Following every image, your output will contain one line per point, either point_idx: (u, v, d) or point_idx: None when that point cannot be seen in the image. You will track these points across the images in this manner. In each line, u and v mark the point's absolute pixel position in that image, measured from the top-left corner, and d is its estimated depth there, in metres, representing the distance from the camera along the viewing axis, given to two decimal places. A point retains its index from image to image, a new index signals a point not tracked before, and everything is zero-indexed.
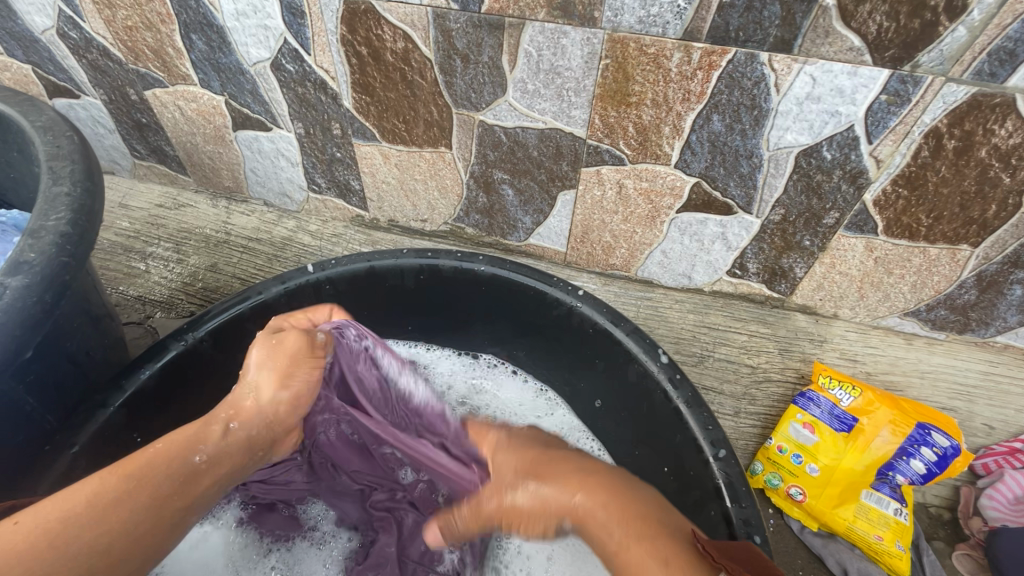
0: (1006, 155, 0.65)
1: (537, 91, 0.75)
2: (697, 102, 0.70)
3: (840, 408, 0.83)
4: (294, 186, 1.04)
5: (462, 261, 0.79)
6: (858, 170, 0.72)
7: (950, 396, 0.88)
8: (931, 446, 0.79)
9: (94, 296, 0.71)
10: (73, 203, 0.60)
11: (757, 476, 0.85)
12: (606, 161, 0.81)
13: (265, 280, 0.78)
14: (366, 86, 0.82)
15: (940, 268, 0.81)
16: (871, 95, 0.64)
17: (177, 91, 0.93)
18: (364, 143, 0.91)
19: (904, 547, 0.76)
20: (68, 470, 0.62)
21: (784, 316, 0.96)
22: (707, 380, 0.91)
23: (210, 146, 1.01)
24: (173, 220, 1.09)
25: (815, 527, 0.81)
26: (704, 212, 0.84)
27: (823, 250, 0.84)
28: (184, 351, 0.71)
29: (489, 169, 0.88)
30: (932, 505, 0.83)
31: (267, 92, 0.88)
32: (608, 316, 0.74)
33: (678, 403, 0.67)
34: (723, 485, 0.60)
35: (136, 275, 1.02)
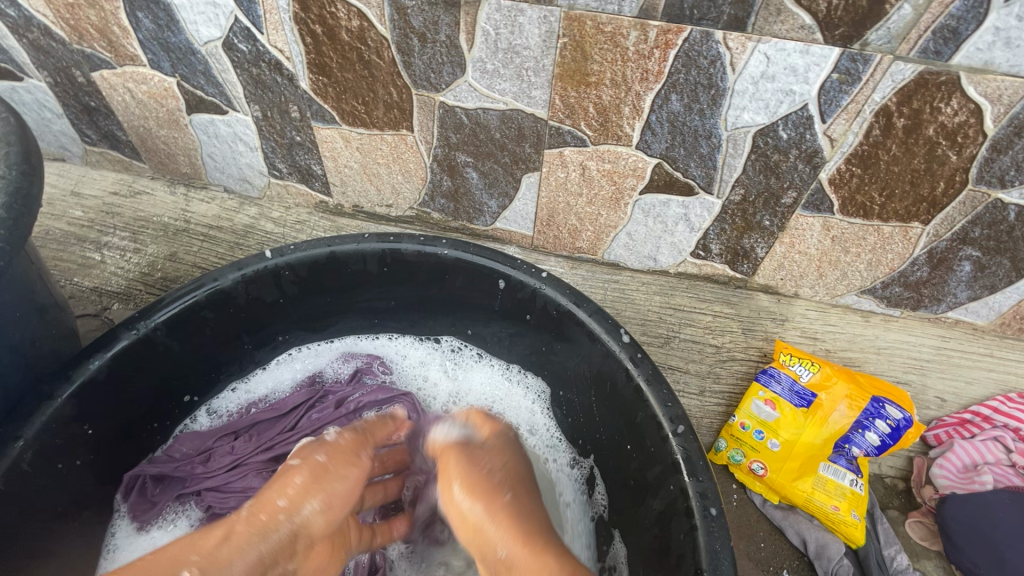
0: (952, 133, 0.67)
1: (496, 70, 0.74)
2: (655, 82, 0.70)
3: (800, 384, 0.85)
4: (254, 172, 1.01)
5: (424, 245, 0.78)
6: (813, 149, 0.73)
7: (904, 369, 0.91)
8: (885, 419, 0.82)
9: (40, 286, 0.69)
10: (8, 186, 0.57)
11: (721, 452, 0.87)
12: (568, 142, 0.81)
13: (221, 267, 0.76)
14: (323, 66, 0.80)
15: (894, 246, 0.83)
16: (823, 74, 0.65)
17: (126, 72, 0.89)
18: (324, 127, 0.89)
19: (859, 516, 0.79)
20: (14, 464, 0.60)
21: (747, 296, 0.97)
22: (673, 360, 0.92)
23: (165, 130, 0.98)
24: (129, 208, 1.06)
25: (776, 500, 0.83)
26: (666, 193, 0.84)
27: (782, 229, 0.85)
28: (137, 341, 0.69)
29: (452, 152, 0.87)
30: (886, 475, 0.86)
31: (220, 73, 0.85)
32: (571, 297, 0.74)
33: (638, 381, 0.68)
34: (681, 459, 0.62)
35: (91, 266, 0.99)
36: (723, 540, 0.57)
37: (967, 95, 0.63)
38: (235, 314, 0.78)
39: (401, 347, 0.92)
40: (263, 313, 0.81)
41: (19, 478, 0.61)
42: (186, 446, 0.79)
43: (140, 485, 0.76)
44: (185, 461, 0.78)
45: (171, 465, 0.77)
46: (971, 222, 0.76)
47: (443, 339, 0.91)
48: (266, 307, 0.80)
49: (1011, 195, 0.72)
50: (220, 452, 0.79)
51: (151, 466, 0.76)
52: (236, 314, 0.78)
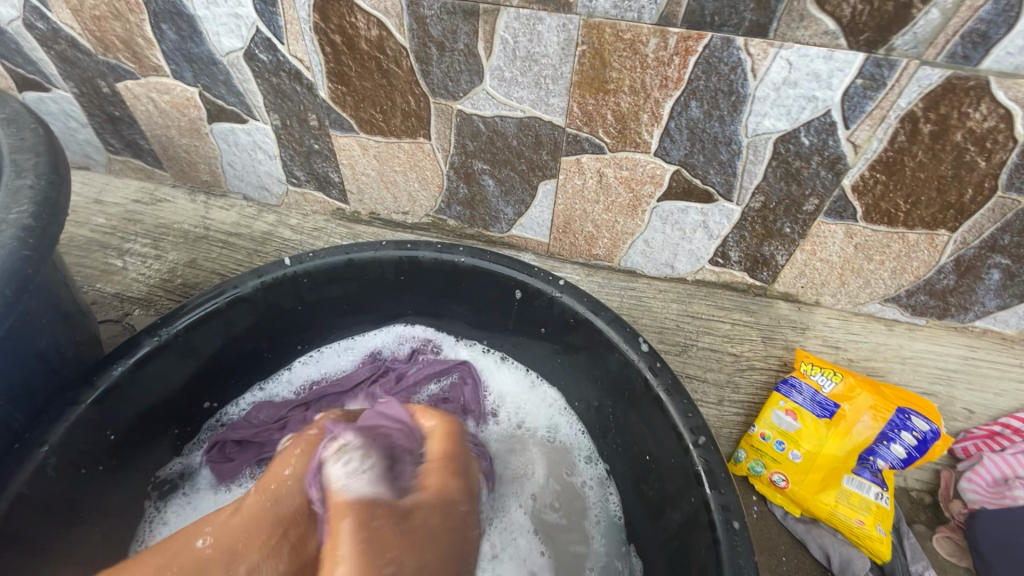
0: (981, 139, 0.65)
1: (514, 79, 0.74)
2: (675, 89, 0.70)
3: (822, 394, 0.84)
4: (273, 180, 1.02)
5: (441, 253, 0.78)
6: (837, 155, 0.72)
7: (930, 380, 0.89)
8: (911, 430, 0.80)
9: (65, 292, 0.70)
10: (36, 195, 0.58)
11: (740, 463, 0.85)
12: (586, 149, 0.80)
13: (241, 274, 0.76)
14: (342, 76, 0.81)
15: (919, 253, 0.81)
16: (847, 79, 0.64)
17: (149, 83, 0.91)
18: (342, 135, 0.90)
19: (885, 531, 0.77)
20: (38, 469, 0.61)
21: (766, 304, 0.96)
22: (691, 368, 0.91)
23: (186, 139, 0.99)
24: (150, 215, 1.08)
25: (798, 513, 0.81)
26: (685, 200, 0.83)
27: (803, 237, 0.84)
28: (158, 347, 0.70)
29: (469, 159, 0.87)
30: (912, 488, 0.84)
31: (241, 83, 0.86)
32: (588, 305, 0.73)
33: (658, 391, 0.67)
34: (702, 471, 0.60)
35: (113, 272, 1.00)
36: (746, 554, 0.56)
37: (997, 100, 0.61)
38: (255, 320, 0.79)
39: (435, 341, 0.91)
40: (282, 319, 0.81)
41: (43, 483, 0.62)
42: (263, 415, 0.83)
43: (223, 446, 0.80)
44: (262, 428, 0.81)
45: (250, 431, 0.81)
46: (1001, 229, 0.74)
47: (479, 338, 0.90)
48: (285, 313, 0.81)
49: None
50: (293, 422, 0.81)
51: (231, 432, 0.81)
52: (255, 320, 0.79)
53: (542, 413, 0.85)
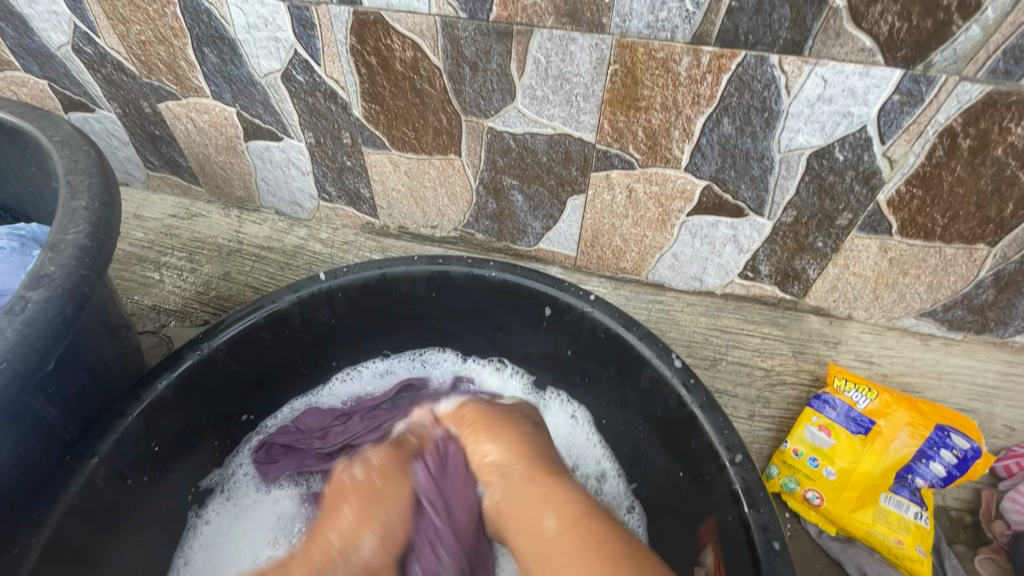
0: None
1: (546, 97, 0.75)
2: (707, 106, 0.70)
3: (856, 410, 0.83)
4: (305, 195, 1.05)
5: (472, 268, 0.79)
6: (872, 170, 0.71)
7: (968, 397, 0.87)
8: (951, 448, 0.78)
9: (112, 308, 0.72)
10: (91, 216, 0.61)
11: (773, 480, 0.84)
12: (616, 165, 0.81)
13: (278, 289, 0.78)
14: (376, 95, 0.82)
15: (957, 268, 0.79)
16: (884, 95, 0.63)
17: (189, 103, 0.94)
18: (374, 152, 0.92)
19: (924, 551, 0.76)
20: (89, 481, 0.63)
21: (797, 318, 0.95)
22: (720, 383, 0.90)
23: (222, 156, 1.02)
24: (186, 230, 1.11)
25: (833, 532, 0.80)
26: (715, 215, 0.83)
27: (836, 251, 0.83)
28: (200, 360, 0.72)
29: (499, 175, 0.89)
30: (951, 507, 0.83)
31: (277, 102, 0.89)
32: (620, 320, 0.73)
33: (692, 408, 0.66)
34: (740, 490, 0.60)
35: (151, 285, 1.04)
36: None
37: None
38: (290, 334, 0.80)
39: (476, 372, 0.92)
40: (316, 333, 0.83)
41: (94, 493, 0.64)
42: (310, 422, 0.85)
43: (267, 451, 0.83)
44: (307, 435, 0.84)
45: (294, 437, 0.84)
46: None
47: (508, 363, 0.91)
48: (319, 327, 0.82)
49: None
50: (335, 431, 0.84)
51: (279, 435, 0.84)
52: (291, 334, 0.80)
53: (588, 452, 0.84)
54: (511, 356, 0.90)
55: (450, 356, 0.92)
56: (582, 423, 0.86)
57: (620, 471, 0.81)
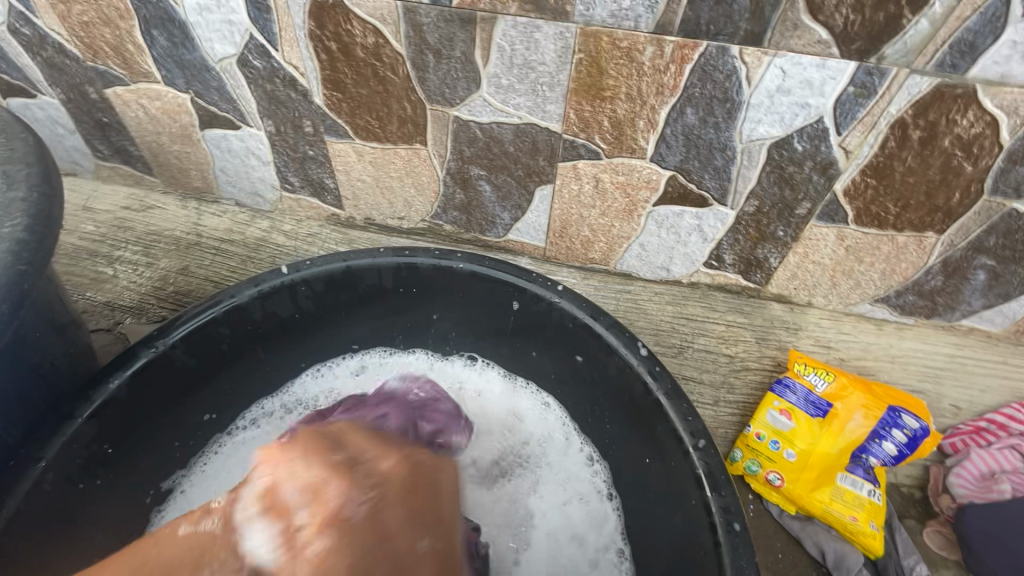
0: (968, 145, 0.67)
1: (511, 86, 0.74)
2: (671, 96, 0.71)
3: (815, 394, 0.86)
4: (266, 186, 1.01)
5: (440, 259, 0.78)
6: (828, 160, 0.73)
7: (919, 378, 0.91)
8: (902, 428, 0.82)
9: (58, 304, 0.69)
10: (29, 208, 0.57)
11: (737, 463, 0.87)
12: (582, 155, 0.81)
13: (238, 283, 0.76)
14: (337, 82, 0.80)
15: (908, 255, 0.83)
16: (839, 87, 0.65)
17: (139, 89, 0.90)
18: (337, 141, 0.89)
19: (876, 526, 0.79)
20: (35, 485, 0.60)
21: (760, 305, 0.97)
22: (686, 370, 0.92)
23: (177, 145, 0.98)
24: (141, 222, 1.06)
25: (793, 511, 0.83)
26: (680, 205, 0.84)
27: (796, 239, 0.85)
28: (155, 358, 0.69)
29: (466, 165, 0.88)
30: (902, 484, 0.87)
31: (234, 89, 0.85)
32: (587, 310, 0.74)
33: (657, 395, 0.68)
34: (702, 474, 0.61)
35: (103, 280, 0.99)
36: (748, 555, 0.57)
37: (984, 107, 0.63)
38: (252, 329, 0.78)
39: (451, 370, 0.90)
40: (280, 328, 0.81)
41: (42, 498, 0.61)
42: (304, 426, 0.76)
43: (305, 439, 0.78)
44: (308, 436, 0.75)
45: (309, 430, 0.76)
46: (986, 232, 0.76)
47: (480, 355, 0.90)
48: (282, 322, 0.80)
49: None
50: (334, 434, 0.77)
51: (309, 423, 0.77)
52: (253, 330, 0.78)
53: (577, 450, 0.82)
54: (481, 351, 0.89)
55: (421, 356, 0.91)
56: (556, 412, 0.86)
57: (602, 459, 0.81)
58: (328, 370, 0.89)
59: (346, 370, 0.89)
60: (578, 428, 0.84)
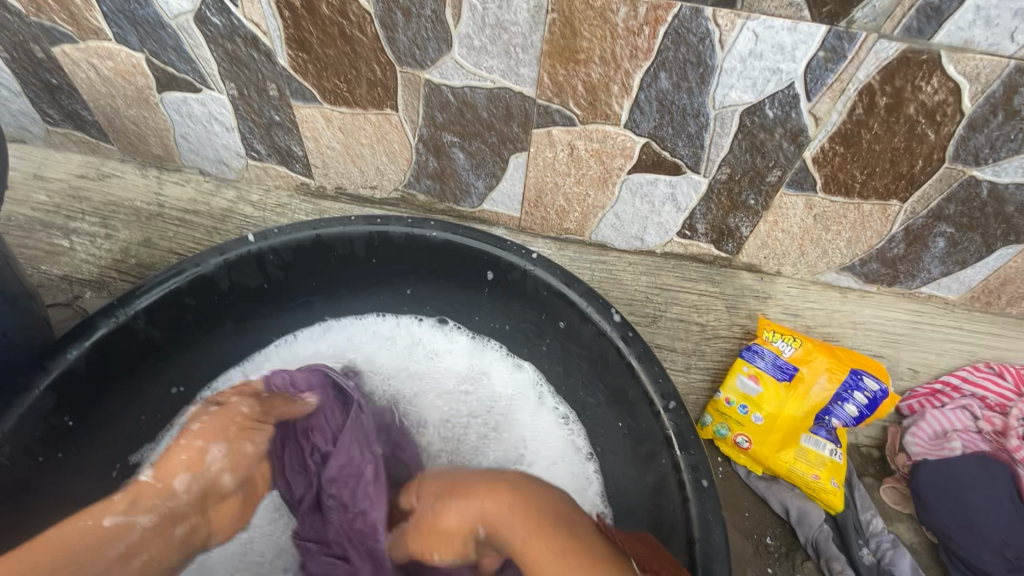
0: (932, 112, 0.69)
1: (483, 47, 0.72)
2: (645, 60, 0.70)
3: (782, 358, 0.88)
4: (230, 153, 0.97)
5: (413, 228, 0.77)
6: (799, 127, 0.74)
7: (880, 343, 0.95)
8: (863, 390, 0.85)
9: (8, 273, 0.65)
10: None
11: (707, 427, 0.90)
12: (556, 121, 0.80)
13: (203, 252, 0.73)
14: (302, 42, 0.77)
15: (873, 223, 0.85)
16: (810, 52, 0.65)
17: (89, 47, 0.85)
18: (304, 105, 0.86)
19: (837, 483, 0.83)
20: None
21: (731, 275, 0.98)
22: (660, 338, 0.94)
23: (134, 110, 0.93)
24: (98, 192, 1.01)
25: (760, 472, 0.87)
26: (654, 173, 0.84)
27: (766, 208, 0.86)
28: (116, 329, 0.67)
29: (438, 132, 0.86)
30: (862, 445, 0.92)
31: (193, 49, 0.81)
32: (561, 278, 0.74)
33: (629, 359, 0.69)
34: (672, 435, 0.63)
35: (60, 253, 0.95)
36: (715, 510, 0.59)
37: (947, 73, 0.64)
38: (219, 300, 0.76)
39: (420, 339, 0.89)
40: (248, 298, 0.79)
41: None
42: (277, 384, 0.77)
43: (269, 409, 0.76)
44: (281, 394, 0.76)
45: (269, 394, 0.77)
46: (946, 199, 0.78)
47: (451, 320, 0.89)
48: (250, 292, 0.78)
49: (984, 173, 0.74)
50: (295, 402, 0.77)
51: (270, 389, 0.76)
52: (220, 300, 0.76)
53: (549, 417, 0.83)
54: (453, 314, 0.88)
55: (388, 318, 0.89)
56: (530, 380, 0.85)
57: (576, 424, 0.82)
58: (295, 335, 0.87)
59: (314, 334, 0.88)
60: (553, 389, 0.84)
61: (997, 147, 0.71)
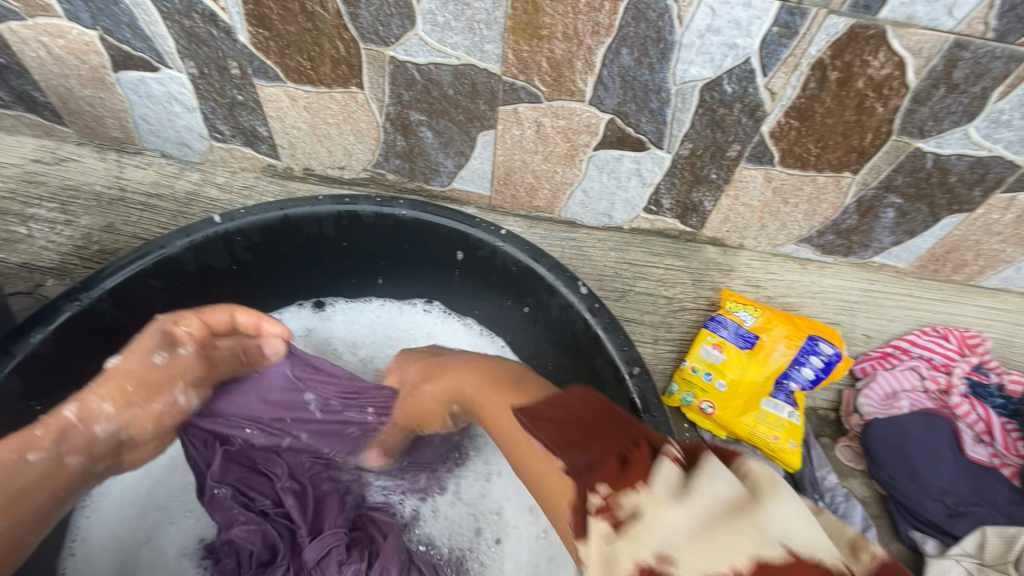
0: (879, 86, 0.72)
1: (447, 23, 0.72)
2: (607, 35, 0.71)
3: (744, 328, 0.92)
4: (193, 135, 0.96)
5: (381, 206, 0.77)
6: (756, 103, 0.76)
7: (836, 311, 0.99)
8: (818, 354, 0.91)
9: None
10: None
11: (673, 395, 0.94)
12: (522, 98, 0.81)
13: (167, 233, 0.72)
14: (262, 18, 0.76)
15: (827, 196, 0.88)
16: (764, 27, 0.67)
17: (38, 25, 0.82)
18: (268, 84, 0.85)
19: (796, 444, 0.88)
20: None
21: (696, 249, 1.01)
22: (629, 312, 0.97)
23: (89, 90, 0.90)
24: (55, 176, 0.98)
25: (724, 436, 0.91)
26: (619, 148, 0.86)
27: (728, 182, 0.89)
28: (80, 312, 0.66)
29: (406, 110, 0.86)
30: (820, 408, 0.98)
31: (148, 26, 0.79)
32: (530, 253, 0.75)
33: (596, 329, 0.71)
34: (636, 399, 0.65)
35: (17, 240, 0.93)
36: None
37: (892, 48, 0.67)
38: (187, 282, 0.76)
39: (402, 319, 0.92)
40: (216, 280, 0.79)
41: None
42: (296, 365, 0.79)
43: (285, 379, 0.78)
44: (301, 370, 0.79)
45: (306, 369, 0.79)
46: (895, 170, 0.82)
47: (438, 302, 0.91)
48: (218, 273, 0.78)
49: (928, 144, 0.78)
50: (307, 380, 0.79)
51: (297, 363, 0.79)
52: (188, 282, 0.76)
53: None
54: (438, 296, 0.90)
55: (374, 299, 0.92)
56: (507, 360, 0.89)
57: None
58: (282, 318, 0.89)
59: (307, 320, 0.90)
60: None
61: (939, 120, 0.74)
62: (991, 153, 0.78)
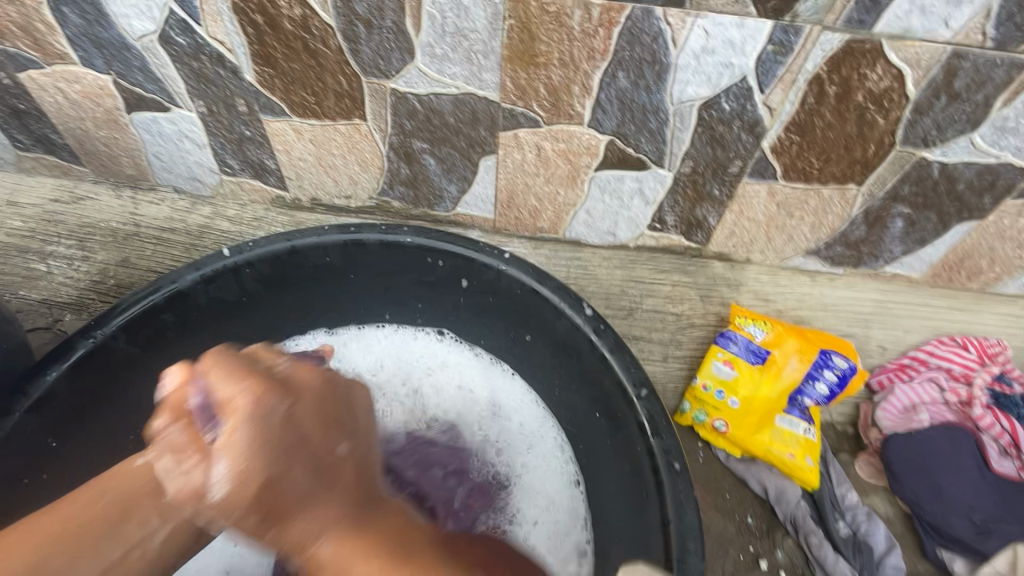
0: (879, 98, 0.71)
1: (445, 55, 0.74)
2: (602, 60, 0.72)
3: (755, 343, 0.91)
4: (204, 170, 0.98)
5: (387, 234, 0.77)
6: (755, 119, 0.76)
7: (849, 323, 0.98)
8: (833, 369, 0.89)
9: None
10: None
11: (686, 414, 0.94)
12: (522, 123, 0.82)
13: (177, 268, 0.74)
14: (267, 57, 0.78)
15: (833, 208, 0.87)
16: (759, 46, 0.68)
17: (55, 72, 0.85)
18: (274, 119, 0.87)
19: (813, 461, 0.88)
20: None
21: (702, 265, 1.00)
22: (636, 330, 0.98)
23: (104, 131, 0.94)
24: (72, 214, 1.01)
25: (738, 454, 0.91)
26: (620, 168, 0.86)
27: (731, 198, 0.88)
28: (93, 349, 0.68)
29: (408, 139, 0.87)
30: (837, 422, 0.97)
31: (159, 68, 0.82)
32: (534, 275, 0.75)
33: (602, 351, 0.70)
34: (645, 421, 0.65)
35: (38, 277, 0.96)
36: (686, 491, 0.61)
37: (890, 61, 0.67)
38: (198, 314, 0.77)
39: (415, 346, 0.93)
40: (227, 311, 0.80)
41: None
42: None
43: None
44: None
45: None
46: (900, 180, 0.81)
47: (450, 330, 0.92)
48: (228, 305, 0.79)
49: (933, 153, 0.77)
50: None
51: None
52: (199, 314, 0.77)
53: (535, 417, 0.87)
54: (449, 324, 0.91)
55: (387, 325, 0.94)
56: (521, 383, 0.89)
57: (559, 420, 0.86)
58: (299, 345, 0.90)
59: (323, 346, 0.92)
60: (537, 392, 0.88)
61: (943, 129, 0.73)
62: (999, 160, 0.76)
